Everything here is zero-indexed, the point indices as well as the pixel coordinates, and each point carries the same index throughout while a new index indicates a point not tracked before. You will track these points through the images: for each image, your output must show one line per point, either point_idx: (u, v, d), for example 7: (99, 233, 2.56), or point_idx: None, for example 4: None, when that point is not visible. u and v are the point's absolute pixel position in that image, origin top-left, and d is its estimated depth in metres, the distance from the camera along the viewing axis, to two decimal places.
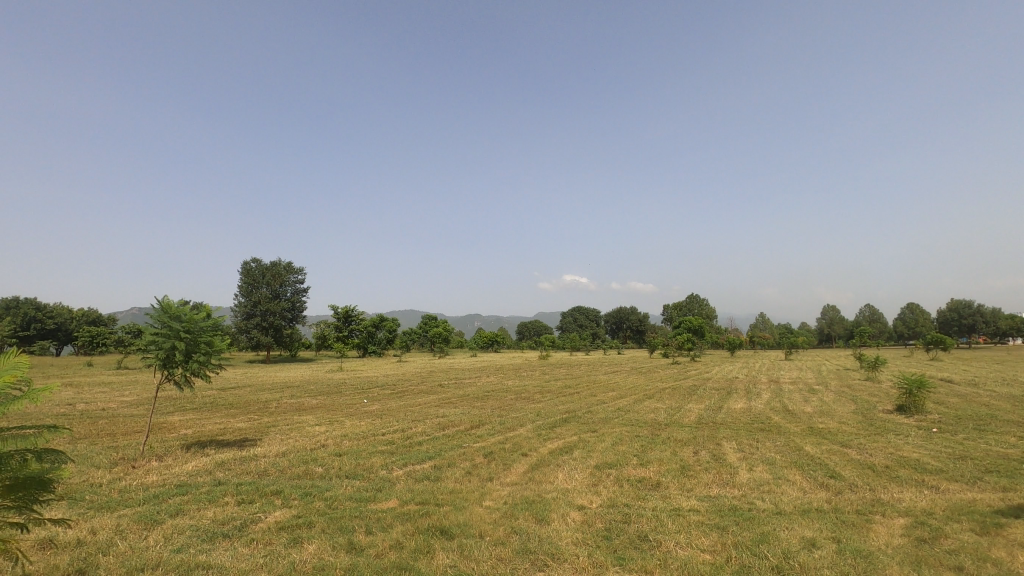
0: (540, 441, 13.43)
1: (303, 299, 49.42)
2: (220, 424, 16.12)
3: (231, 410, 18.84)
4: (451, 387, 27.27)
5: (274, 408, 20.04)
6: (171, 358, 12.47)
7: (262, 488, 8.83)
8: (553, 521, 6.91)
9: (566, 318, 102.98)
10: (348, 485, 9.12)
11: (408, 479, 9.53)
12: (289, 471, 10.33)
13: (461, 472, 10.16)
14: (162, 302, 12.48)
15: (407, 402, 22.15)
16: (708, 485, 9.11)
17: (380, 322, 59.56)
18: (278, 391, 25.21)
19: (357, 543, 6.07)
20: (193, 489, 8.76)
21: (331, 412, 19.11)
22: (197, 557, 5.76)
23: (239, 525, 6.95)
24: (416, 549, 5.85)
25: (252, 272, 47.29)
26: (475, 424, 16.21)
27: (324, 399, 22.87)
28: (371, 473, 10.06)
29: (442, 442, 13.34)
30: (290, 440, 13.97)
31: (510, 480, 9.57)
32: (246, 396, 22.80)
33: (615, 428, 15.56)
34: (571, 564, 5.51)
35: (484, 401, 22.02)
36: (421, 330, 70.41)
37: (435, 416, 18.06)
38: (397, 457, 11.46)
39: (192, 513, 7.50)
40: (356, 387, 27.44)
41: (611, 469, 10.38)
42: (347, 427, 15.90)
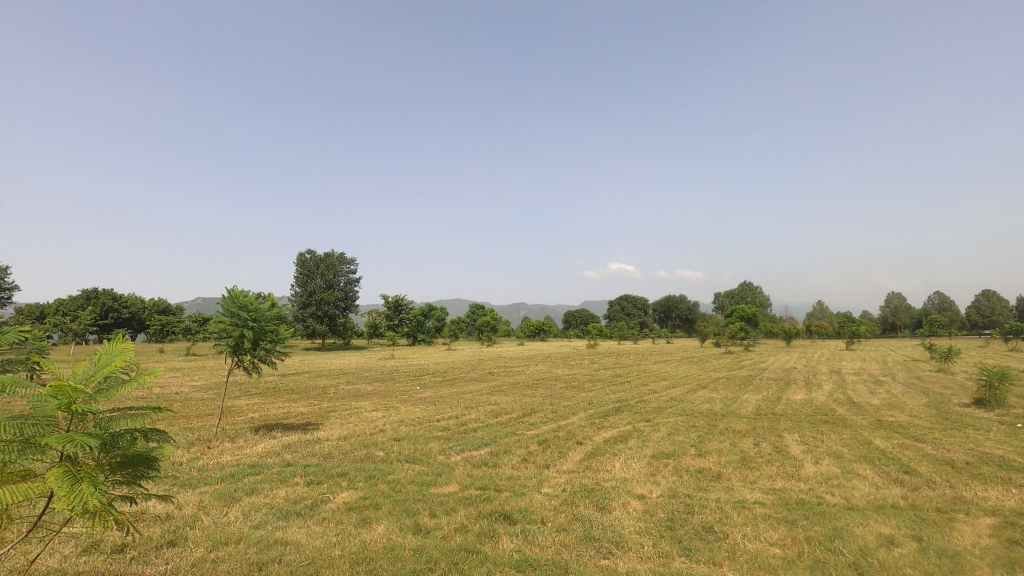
0: (594, 430, 13.39)
1: (355, 288, 50.81)
2: (284, 409, 16.87)
3: (294, 396, 19.69)
4: (501, 376, 27.47)
5: (332, 394, 20.80)
6: (239, 345, 13.12)
7: (328, 470, 9.20)
8: (614, 510, 6.89)
9: (613, 306, 101.75)
10: (409, 469, 9.38)
11: (466, 465, 9.70)
12: (351, 455, 10.67)
13: (517, 459, 10.23)
14: (229, 291, 13.13)
15: (459, 389, 22.44)
16: (772, 478, 8.86)
17: (429, 311, 60.48)
18: (335, 377, 26.16)
19: (424, 525, 6.23)
20: (264, 469, 9.22)
21: (387, 399, 19.66)
22: (274, 534, 6.07)
23: (310, 504, 7.28)
24: (481, 533, 5.96)
25: (307, 263, 49.09)
26: (527, 412, 16.32)
27: (379, 386, 23.59)
28: (430, 458, 10.31)
29: (497, 429, 13.50)
30: (350, 425, 14.46)
31: (566, 468, 9.60)
32: (307, 382, 23.79)
33: (670, 417, 15.30)
34: (636, 552, 5.50)
35: (534, 390, 22.03)
36: (468, 318, 71.10)
37: (487, 404, 18.31)
38: (454, 443, 11.68)
39: (265, 492, 7.90)
40: (408, 374, 28.08)
41: (668, 459, 10.22)
42: (403, 414, 16.32)
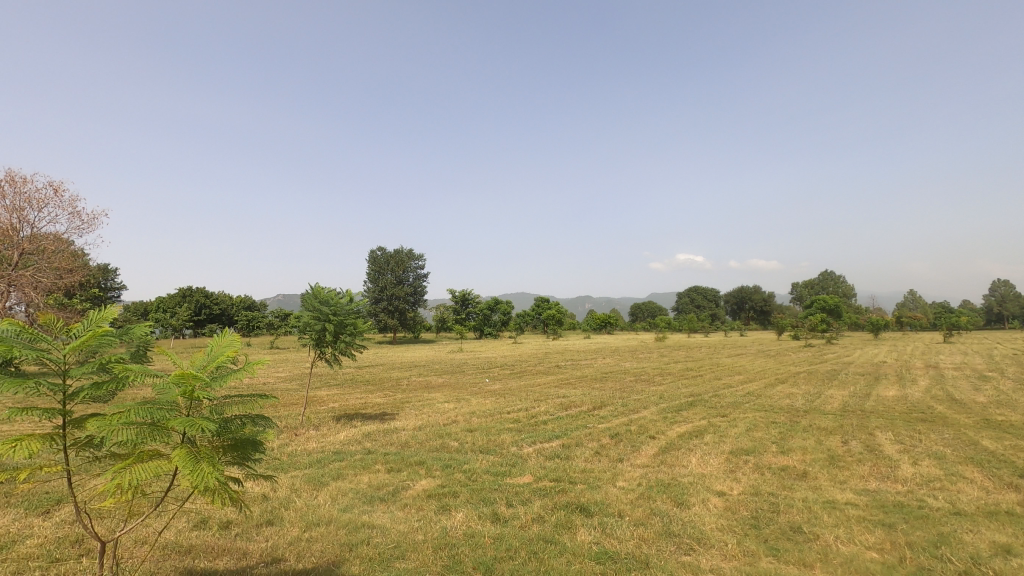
0: (667, 424, 13.10)
1: (423, 283, 52.25)
2: (362, 399, 17.66)
3: (370, 387, 20.57)
4: (568, 369, 27.38)
5: (405, 385, 21.55)
6: (322, 338, 13.86)
7: (407, 459, 9.55)
8: (693, 505, 6.73)
9: (681, 297, 98.93)
10: (484, 459, 9.57)
11: (539, 457, 9.78)
12: (427, 444, 11.01)
13: (590, 452, 10.18)
14: (312, 288, 13.88)
15: (527, 382, 22.60)
16: (865, 478, 8.33)
17: (494, 305, 61.27)
18: (407, 370, 27.06)
19: (502, 514, 6.34)
20: (348, 456, 9.71)
21: (457, 391, 20.13)
22: (361, 517, 6.39)
23: (392, 491, 7.59)
24: (559, 524, 5.99)
25: (378, 259, 51.05)
26: (597, 405, 16.21)
27: (449, 378, 24.19)
28: (503, 449, 10.47)
29: (567, 422, 13.50)
30: (424, 415, 14.92)
31: (640, 462, 9.46)
32: (381, 374, 24.78)
33: (748, 413, 14.71)
34: (719, 550, 5.34)
35: (603, 383, 21.83)
36: (534, 312, 71.39)
37: (555, 396, 18.34)
38: (526, 435, 11.78)
39: (350, 478, 8.33)
40: (476, 367, 28.57)
41: (748, 455, 9.84)
42: (474, 405, 16.66)
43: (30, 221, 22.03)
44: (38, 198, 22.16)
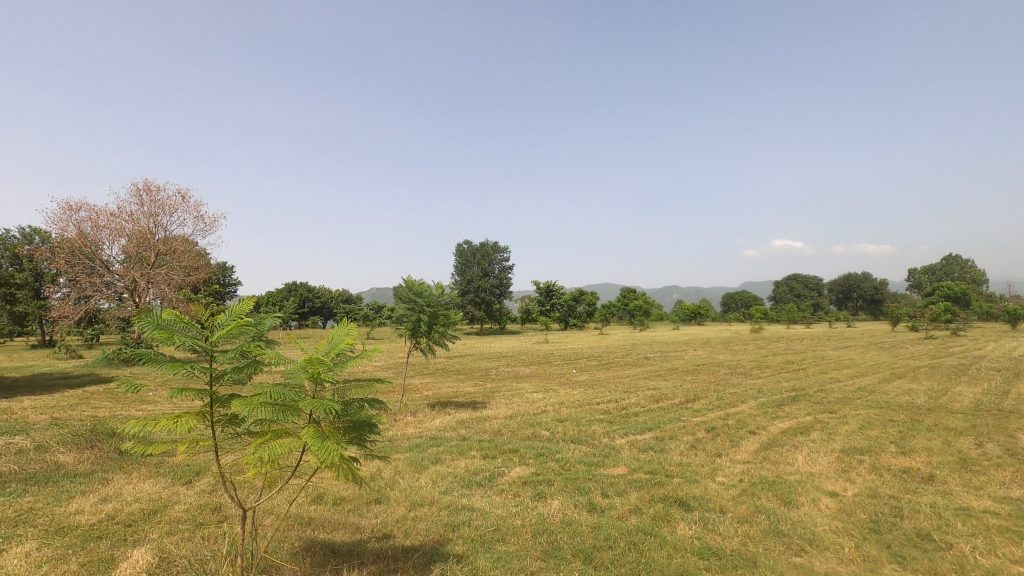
0: (768, 420, 12.41)
1: (509, 275, 52.95)
2: (453, 388, 18.29)
3: (460, 376, 21.23)
4: (657, 360, 26.68)
5: (495, 375, 22.01)
6: (417, 329, 14.47)
7: (501, 446, 9.77)
8: (802, 505, 6.35)
9: (779, 286, 93.05)
10: (576, 449, 9.59)
11: (632, 448, 9.64)
12: (519, 433, 11.20)
13: (685, 446, 9.88)
14: (406, 280, 14.51)
15: (615, 373, 22.31)
16: (1005, 485, 7.44)
17: (579, 296, 60.87)
18: (495, 360, 27.62)
19: (598, 504, 6.34)
20: (445, 442, 10.10)
21: (545, 382, 20.29)
22: (461, 500, 6.64)
23: (488, 476, 7.84)
24: (657, 517, 5.90)
25: (464, 252, 52.43)
26: (690, 398, 15.68)
27: (536, 368, 24.41)
28: (594, 440, 10.44)
29: (659, 415, 13.18)
30: (514, 405, 15.18)
31: (741, 458, 9.06)
32: (471, 364, 25.47)
33: (860, 410, 13.58)
34: (835, 553, 5.02)
35: (695, 376, 21.06)
36: (619, 303, 70.15)
37: (645, 388, 17.95)
38: (617, 426, 11.65)
39: (448, 462, 8.68)
40: (563, 358, 28.57)
41: (863, 455, 9.11)
42: (562, 396, 16.70)
43: (163, 225, 24.75)
44: (168, 204, 24.84)
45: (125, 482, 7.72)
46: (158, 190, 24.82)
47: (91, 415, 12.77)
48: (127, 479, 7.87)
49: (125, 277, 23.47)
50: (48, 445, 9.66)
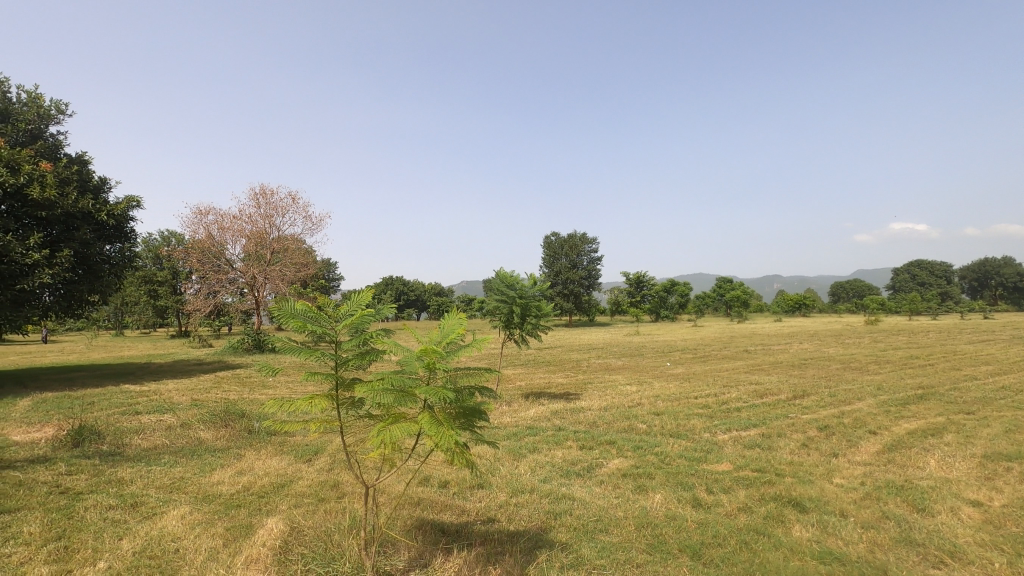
0: (891, 419, 11.33)
1: (598, 267, 52.37)
2: (546, 379, 18.44)
3: (552, 367, 21.34)
4: (759, 353, 25.19)
5: (586, 367, 21.90)
6: (510, 320, 14.71)
7: (597, 438, 9.71)
8: (939, 514, 5.76)
9: (898, 274, 84.52)
10: (675, 443, 9.32)
11: (736, 445, 9.22)
12: (615, 425, 11.08)
13: (795, 444, 9.28)
14: (498, 273, 14.78)
15: (713, 367, 21.37)
16: None
17: (671, 287, 58.90)
18: (586, 352, 27.47)
19: (704, 500, 6.13)
20: (541, 432, 10.22)
21: (639, 374, 19.89)
22: (561, 490, 6.69)
23: (587, 467, 7.83)
24: (770, 517, 5.61)
25: (552, 245, 52.55)
26: (798, 394, 14.69)
27: (628, 361, 23.99)
28: (695, 434, 10.10)
29: (765, 411, 12.47)
30: (607, 397, 15.02)
31: (861, 459, 8.36)
32: (561, 355, 25.54)
33: (1004, 411, 12.02)
34: (982, 569, 4.51)
35: (803, 370, 19.69)
36: (715, 293, 67.00)
37: (747, 383, 17.05)
38: (719, 422, 11.17)
39: (545, 451, 8.77)
40: (656, 351, 27.82)
41: (1012, 462, 8.06)
42: (657, 389, 16.28)
43: (277, 225, 26.90)
44: (281, 206, 26.98)
45: (256, 457, 8.57)
46: (272, 193, 27.01)
47: (223, 397, 14.27)
48: (257, 455, 8.71)
49: (246, 274, 25.85)
50: (191, 423, 10.93)
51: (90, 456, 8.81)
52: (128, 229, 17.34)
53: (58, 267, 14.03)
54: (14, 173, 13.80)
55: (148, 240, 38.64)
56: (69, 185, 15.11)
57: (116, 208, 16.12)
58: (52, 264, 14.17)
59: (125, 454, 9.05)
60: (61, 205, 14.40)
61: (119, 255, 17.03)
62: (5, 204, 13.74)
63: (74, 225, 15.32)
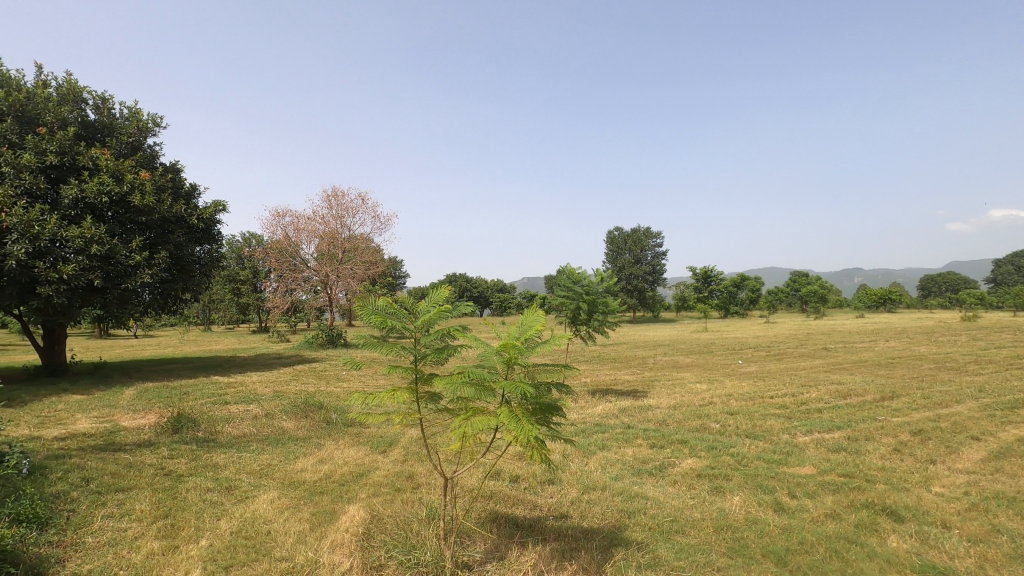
0: (998, 425, 10.34)
1: (663, 262, 51.03)
2: (611, 376, 18.18)
3: (617, 364, 21.02)
4: (840, 351, 23.74)
5: (652, 364, 21.43)
6: (577, 317, 14.62)
7: (668, 436, 9.48)
8: None
9: (1000, 266, 76.95)
10: (752, 445, 8.95)
11: (820, 448, 8.72)
12: (686, 424, 10.78)
13: (886, 449, 8.66)
14: (565, 269, 14.75)
15: (789, 365, 20.35)
16: None
17: (741, 281, 56.50)
18: (652, 349, 26.85)
19: (787, 505, 5.85)
20: (610, 429, 10.09)
21: (709, 372, 19.23)
22: (633, 488, 6.59)
23: (659, 466, 7.66)
24: (861, 525, 5.27)
25: (616, 240, 51.72)
26: (887, 395, 13.71)
27: (697, 358, 23.25)
28: (773, 435, 9.66)
29: (850, 412, 11.72)
30: (676, 395, 14.61)
31: (963, 467, 7.69)
32: (626, 352, 25.12)
33: None
34: None
35: (891, 370, 18.35)
36: (789, 287, 63.67)
37: (829, 382, 16.08)
38: (799, 423, 10.62)
39: (615, 449, 8.65)
40: (726, 348, 26.77)
41: None
42: (730, 387, 15.67)
43: (348, 225, 28.05)
44: (351, 207, 28.11)
45: (335, 447, 8.98)
46: (344, 195, 28.19)
47: (302, 389, 15.05)
48: (336, 445, 9.13)
49: (319, 272, 27.11)
50: (275, 413, 11.60)
51: (189, 441, 9.55)
52: (215, 232, 18.63)
53: (156, 268, 15.27)
54: (119, 182, 15.10)
55: (232, 241, 41.30)
56: (164, 192, 16.38)
57: (205, 212, 17.34)
58: (151, 265, 15.43)
59: (218, 440, 9.74)
60: (158, 210, 15.65)
61: (208, 256, 18.39)
62: (111, 211, 15.08)
63: (169, 229, 16.61)
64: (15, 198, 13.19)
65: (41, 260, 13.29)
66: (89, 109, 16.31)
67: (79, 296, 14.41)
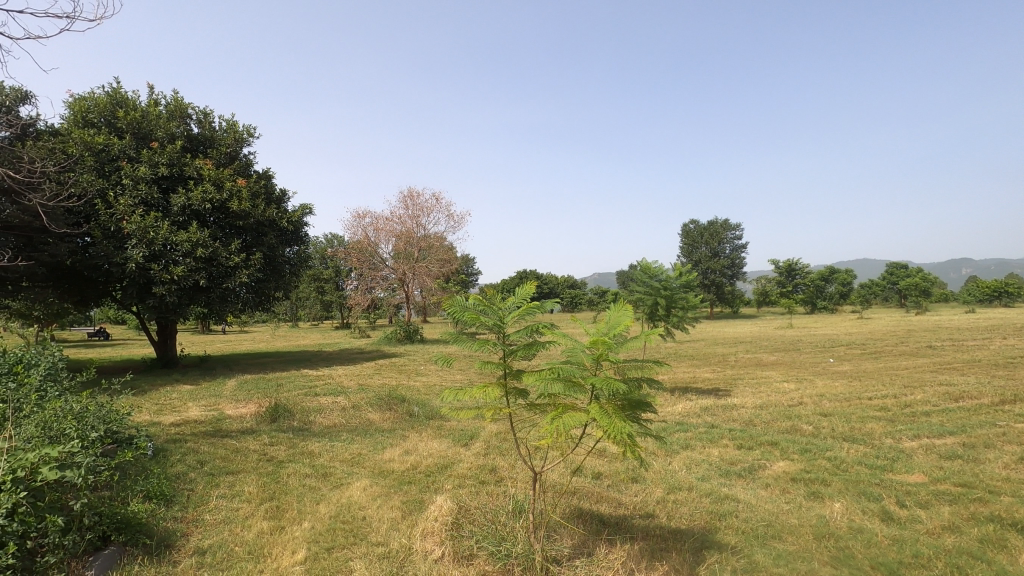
0: None
1: (742, 255, 48.76)
2: (690, 374, 17.61)
3: (696, 362, 20.33)
4: (948, 350, 21.67)
5: (734, 362, 20.54)
6: (655, 313, 14.25)
7: (756, 438, 9.06)
8: None
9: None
10: (851, 449, 8.37)
11: (930, 454, 8.01)
12: (775, 425, 10.24)
13: (1010, 458, 7.81)
14: (642, 264, 14.42)
15: (889, 364, 18.81)
16: None
17: (830, 275, 52.97)
18: (732, 346, 25.76)
19: (896, 514, 5.43)
20: (692, 429, 9.79)
21: (797, 370, 18.15)
22: (722, 490, 6.36)
23: (749, 468, 7.35)
24: (986, 541, 4.80)
25: (692, 233, 49.99)
26: (1007, 399, 12.36)
27: (783, 356, 22.05)
28: (874, 440, 8.99)
29: (964, 417, 10.67)
30: (762, 394, 13.92)
31: None
32: (705, 349, 24.26)
33: None
34: None
35: (1011, 370, 16.54)
36: (885, 280, 58.83)
37: (936, 383, 14.72)
38: (904, 427, 9.79)
39: (700, 449, 8.38)
40: (815, 345, 25.20)
41: None
42: (822, 387, 14.73)
43: (423, 225, 28.87)
44: (426, 206, 28.88)
45: (419, 439, 9.31)
46: (419, 195, 29.05)
47: (384, 383, 15.69)
48: (420, 438, 9.46)
49: (396, 271, 28.04)
50: (361, 405, 12.19)
51: (286, 430, 10.24)
52: (303, 234, 19.82)
53: (252, 269, 16.43)
54: (220, 190, 16.37)
55: (316, 243, 43.72)
56: (259, 198, 17.59)
57: (294, 215, 18.46)
58: (248, 266, 16.61)
59: (312, 430, 10.37)
60: (253, 215, 16.83)
61: (296, 256, 19.60)
62: (213, 216, 16.38)
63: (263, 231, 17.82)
64: (133, 208, 14.59)
65: (155, 262, 14.66)
66: (193, 124, 17.76)
67: (187, 296, 15.78)
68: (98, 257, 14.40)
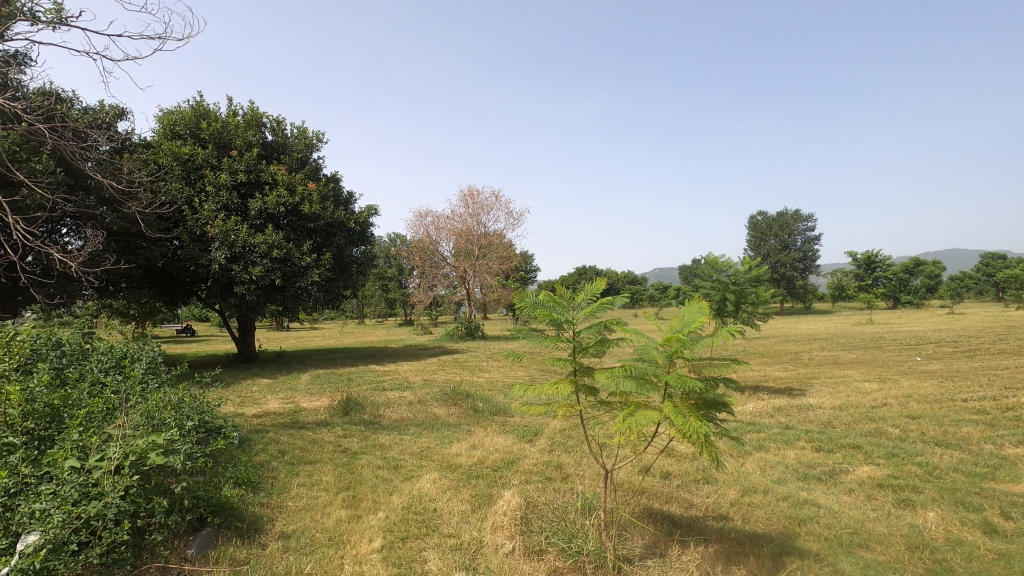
0: None
1: (815, 247, 46.33)
2: (761, 372, 16.90)
3: (766, 360, 19.49)
4: None
5: (808, 360, 19.54)
6: (722, 308, 13.78)
7: (837, 440, 8.57)
8: None
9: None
10: (946, 454, 7.76)
11: None
12: (857, 427, 9.65)
13: None
14: (708, 258, 13.96)
15: (986, 363, 17.32)
16: None
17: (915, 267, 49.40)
18: (806, 343, 24.51)
19: (999, 526, 5.00)
20: (766, 429, 9.38)
21: (879, 369, 17.03)
22: (801, 494, 6.06)
23: (829, 472, 6.97)
24: None
25: (759, 225, 47.99)
26: None
27: (863, 353, 20.79)
28: (971, 445, 8.29)
29: None
30: (841, 394, 13.16)
31: None
32: (775, 346, 23.23)
33: None
34: None
35: None
36: (979, 272, 54.19)
37: None
38: (1006, 432, 8.97)
39: (774, 451, 8.03)
40: (898, 342, 23.57)
41: None
42: (909, 388, 13.76)
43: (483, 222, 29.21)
44: (486, 204, 29.20)
45: (484, 435, 9.44)
46: (479, 194, 29.41)
47: (447, 379, 16.01)
48: (484, 433, 9.58)
49: (457, 268, 28.60)
50: (427, 400, 12.49)
51: (358, 423, 10.66)
52: (369, 234, 20.54)
53: (323, 268, 17.21)
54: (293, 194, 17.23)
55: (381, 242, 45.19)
56: (328, 201, 18.39)
57: (360, 216, 19.13)
58: (319, 266, 17.41)
59: (381, 423, 10.75)
60: (323, 217, 17.61)
61: (363, 256, 20.34)
62: (287, 219, 17.27)
63: (332, 232, 18.59)
64: (216, 212, 15.61)
65: (236, 263, 15.63)
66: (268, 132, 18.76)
67: (264, 295, 16.73)
68: (186, 260, 15.49)
